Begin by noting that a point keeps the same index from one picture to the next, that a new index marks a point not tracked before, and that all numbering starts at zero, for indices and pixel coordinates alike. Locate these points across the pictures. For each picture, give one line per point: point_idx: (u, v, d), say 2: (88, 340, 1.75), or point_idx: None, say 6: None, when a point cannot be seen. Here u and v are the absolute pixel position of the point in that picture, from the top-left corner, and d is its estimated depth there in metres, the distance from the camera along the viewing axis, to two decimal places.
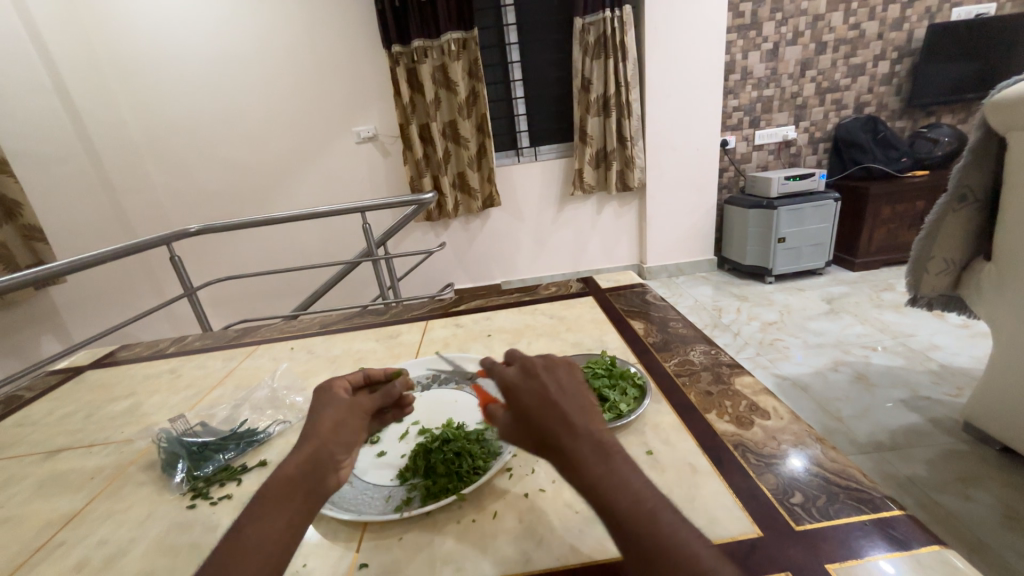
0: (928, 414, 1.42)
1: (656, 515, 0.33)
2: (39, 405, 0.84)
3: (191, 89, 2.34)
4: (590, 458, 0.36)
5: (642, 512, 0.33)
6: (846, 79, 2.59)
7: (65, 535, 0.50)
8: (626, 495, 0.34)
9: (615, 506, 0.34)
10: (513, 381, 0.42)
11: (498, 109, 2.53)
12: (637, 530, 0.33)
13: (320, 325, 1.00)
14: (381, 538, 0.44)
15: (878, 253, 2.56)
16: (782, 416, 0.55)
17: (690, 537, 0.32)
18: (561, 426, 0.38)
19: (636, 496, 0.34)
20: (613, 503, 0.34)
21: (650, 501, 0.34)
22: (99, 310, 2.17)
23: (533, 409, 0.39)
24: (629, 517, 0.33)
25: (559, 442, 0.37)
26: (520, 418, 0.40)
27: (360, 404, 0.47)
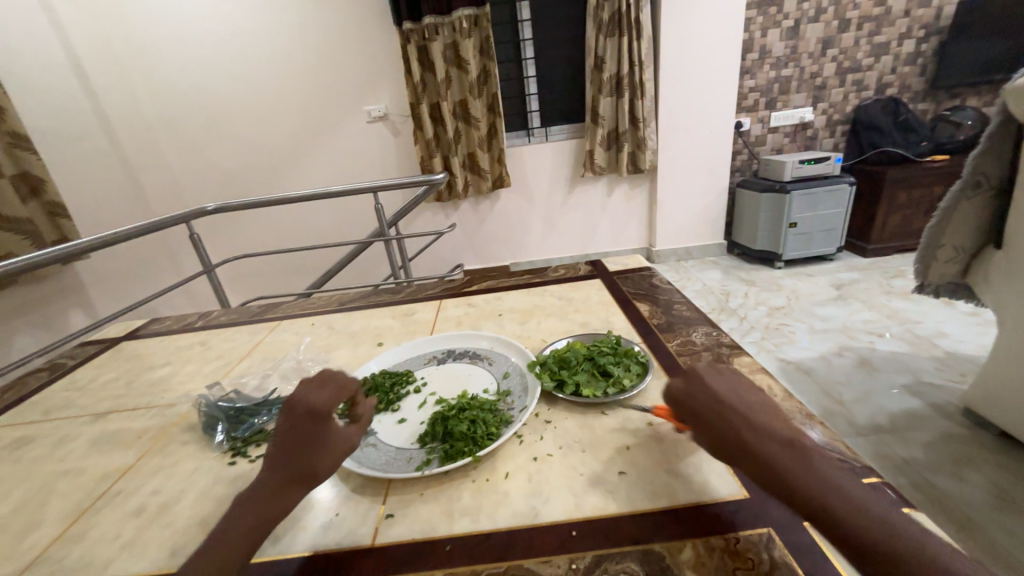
0: (929, 399, 1.44)
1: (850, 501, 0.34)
2: (82, 372, 0.90)
3: (204, 66, 2.34)
4: (788, 461, 0.36)
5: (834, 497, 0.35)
6: (869, 59, 2.52)
7: (120, 486, 0.56)
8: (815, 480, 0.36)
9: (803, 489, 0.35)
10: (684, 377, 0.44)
11: (510, 88, 2.51)
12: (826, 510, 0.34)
13: (339, 303, 1.05)
14: (404, 493, 0.49)
15: (891, 240, 2.54)
16: (776, 393, 0.58)
17: (925, 552, 0.32)
18: (748, 433, 0.39)
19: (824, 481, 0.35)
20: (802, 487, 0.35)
21: (874, 507, 0.34)
22: (122, 286, 2.26)
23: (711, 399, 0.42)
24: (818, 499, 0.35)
25: (750, 450, 0.38)
26: (704, 426, 0.41)
27: (303, 414, 0.45)
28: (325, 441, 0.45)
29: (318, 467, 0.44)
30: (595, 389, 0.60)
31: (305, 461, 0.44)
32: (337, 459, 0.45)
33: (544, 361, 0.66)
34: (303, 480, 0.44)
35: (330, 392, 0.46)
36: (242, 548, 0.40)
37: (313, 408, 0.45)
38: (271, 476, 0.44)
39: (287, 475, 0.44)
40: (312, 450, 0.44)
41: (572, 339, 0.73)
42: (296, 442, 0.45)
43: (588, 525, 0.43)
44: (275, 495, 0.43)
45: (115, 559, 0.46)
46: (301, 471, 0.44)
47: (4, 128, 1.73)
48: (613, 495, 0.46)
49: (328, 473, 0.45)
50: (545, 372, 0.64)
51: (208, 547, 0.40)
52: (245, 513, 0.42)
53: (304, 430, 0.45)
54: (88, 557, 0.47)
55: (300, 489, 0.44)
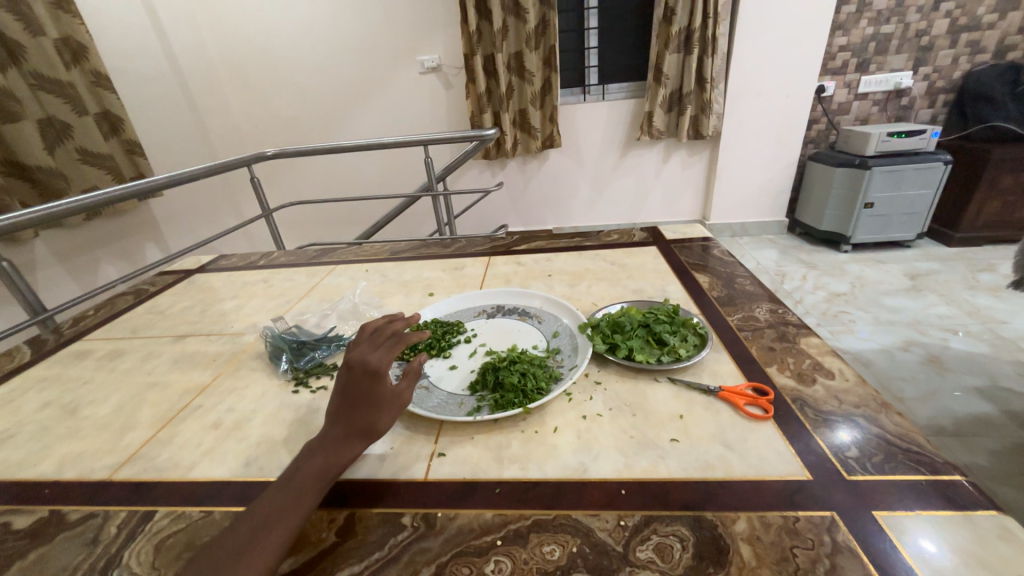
0: (1005, 406, 1.32)
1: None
2: (162, 298, 0.98)
3: (265, 10, 2.36)
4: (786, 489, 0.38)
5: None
6: (992, 15, 2.16)
7: (200, 401, 0.62)
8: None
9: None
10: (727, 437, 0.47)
11: (568, 40, 2.36)
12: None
13: (390, 252, 1.07)
14: (456, 434, 0.51)
15: (983, 229, 2.27)
16: (847, 378, 0.54)
17: None
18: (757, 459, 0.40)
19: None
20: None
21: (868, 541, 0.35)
22: (190, 225, 2.42)
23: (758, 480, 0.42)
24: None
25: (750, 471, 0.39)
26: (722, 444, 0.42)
27: (359, 371, 0.46)
28: (381, 396, 0.45)
29: (377, 420, 0.45)
30: (648, 355, 0.58)
31: (362, 416, 0.44)
32: (395, 414, 0.46)
33: (597, 324, 0.64)
34: (363, 433, 0.44)
35: (385, 351, 0.47)
36: (309, 493, 0.41)
37: (368, 365, 0.46)
38: (334, 428, 0.45)
39: (348, 428, 0.44)
40: (367, 406, 0.45)
41: (626, 305, 0.71)
42: (353, 398, 0.45)
43: (638, 485, 0.43)
44: (338, 445, 0.43)
45: (198, 463, 0.51)
46: (361, 423, 0.44)
47: (87, 67, 1.83)
48: (663, 460, 0.45)
49: (388, 427, 0.45)
50: (597, 335, 0.63)
51: (276, 491, 0.41)
52: (310, 462, 0.43)
53: (361, 386, 0.45)
54: (175, 458, 0.52)
55: (360, 442, 0.44)
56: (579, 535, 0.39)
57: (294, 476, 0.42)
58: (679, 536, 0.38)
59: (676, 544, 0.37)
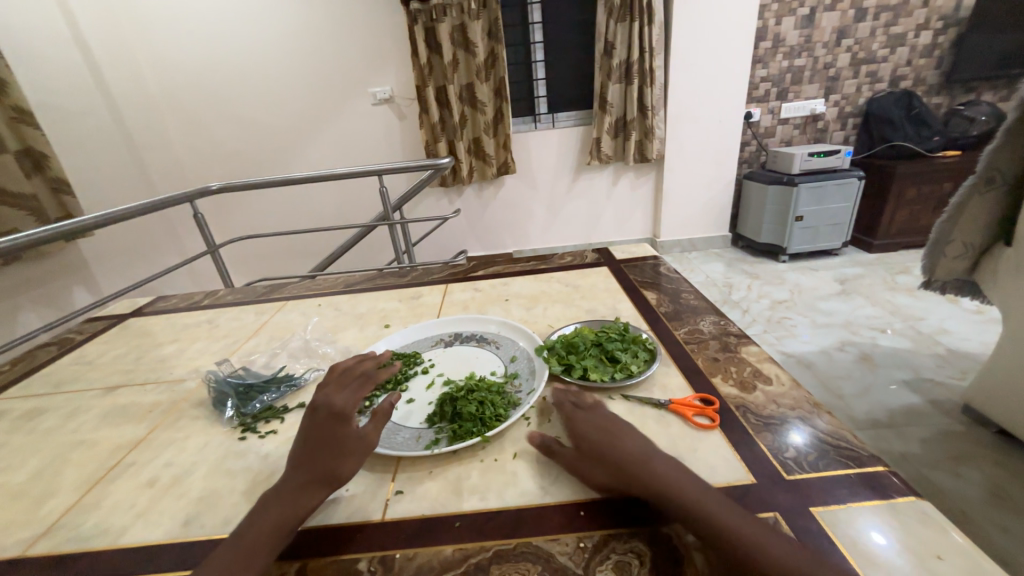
0: (930, 396, 1.45)
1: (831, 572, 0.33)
2: (91, 346, 0.91)
3: (209, 44, 2.32)
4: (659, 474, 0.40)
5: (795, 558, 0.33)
6: (884, 50, 2.47)
7: (133, 457, 0.57)
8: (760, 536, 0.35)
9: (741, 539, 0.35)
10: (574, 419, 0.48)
11: (517, 73, 2.47)
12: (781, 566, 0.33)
13: (344, 285, 1.05)
14: (415, 470, 0.50)
15: (897, 236, 2.52)
16: (783, 382, 0.58)
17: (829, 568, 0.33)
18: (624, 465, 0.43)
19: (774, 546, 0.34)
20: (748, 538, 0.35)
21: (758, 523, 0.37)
22: (125, 265, 2.26)
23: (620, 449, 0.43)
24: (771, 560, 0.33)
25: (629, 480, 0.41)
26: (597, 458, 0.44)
27: (324, 414, 0.47)
28: (345, 438, 0.46)
29: (341, 464, 0.44)
30: (602, 374, 0.60)
31: (326, 460, 0.44)
32: (359, 457, 0.46)
33: (552, 346, 0.66)
34: (325, 480, 0.43)
35: (351, 393, 0.50)
36: (264, 548, 0.39)
37: (333, 407, 0.48)
38: (293, 477, 0.44)
39: (309, 475, 0.43)
40: (332, 450, 0.45)
41: (580, 325, 0.73)
42: (316, 442, 0.46)
43: (596, 505, 0.43)
44: (297, 494, 0.42)
45: (129, 527, 0.47)
46: (323, 469, 0.44)
47: (7, 102, 1.72)
48: None
49: (352, 472, 0.45)
50: (552, 357, 0.64)
51: (227, 548, 0.39)
52: (266, 513, 0.41)
53: (324, 430, 0.46)
54: (104, 524, 0.48)
55: (321, 490, 0.43)
56: (540, 562, 0.39)
57: (248, 533, 0.40)
58: (637, 553, 0.39)
59: (633, 561, 0.38)
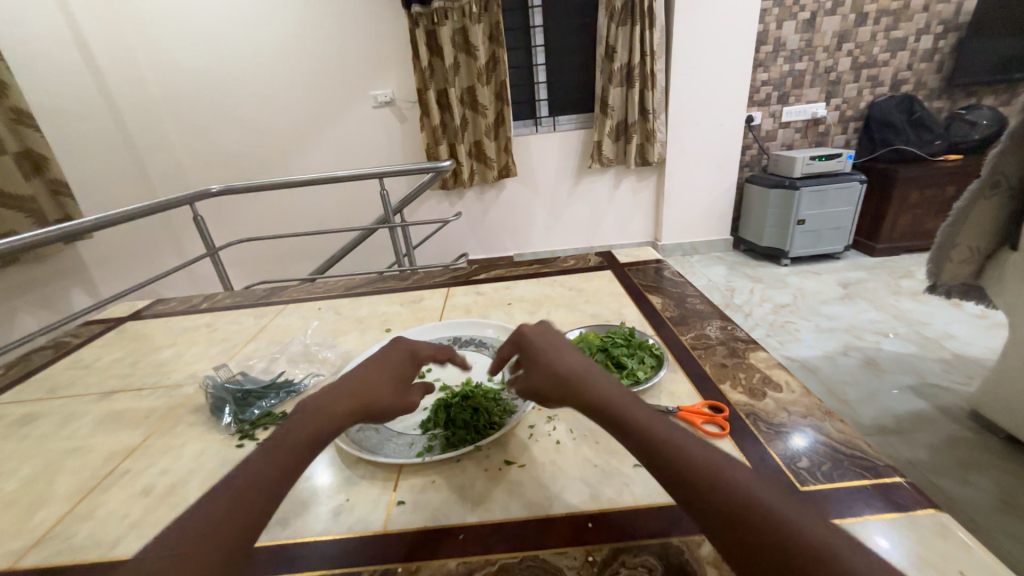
0: (935, 401, 1.44)
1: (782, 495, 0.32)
2: (88, 350, 0.90)
3: (209, 46, 2.31)
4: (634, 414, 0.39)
5: (744, 479, 0.33)
6: (885, 54, 2.47)
7: (128, 465, 0.56)
8: (711, 457, 0.35)
9: (688, 460, 0.35)
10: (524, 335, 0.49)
11: (518, 76, 2.47)
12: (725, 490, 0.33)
13: (345, 288, 1.04)
14: (415, 479, 0.49)
15: (899, 240, 2.51)
16: (794, 389, 0.57)
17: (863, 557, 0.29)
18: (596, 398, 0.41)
19: (722, 467, 0.34)
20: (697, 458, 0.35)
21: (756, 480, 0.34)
22: (124, 267, 2.25)
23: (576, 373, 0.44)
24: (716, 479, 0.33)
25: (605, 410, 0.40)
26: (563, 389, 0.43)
27: (400, 352, 0.51)
28: (388, 369, 0.48)
29: (381, 390, 0.46)
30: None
31: (384, 393, 0.46)
32: (397, 391, 0.47)
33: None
34: (372, 414, 0.45)
35: (400, 331, 0.53)
36: (302, 455, 0.39)
37: (382, 338, 0.51)
38: (329, 393, 0.44)
39: (346, 393, 0.44)
40: (391, 388, 0.47)
41: (584, 330, 0.71)
42: (360, 365, 0.47)
43: (605, 516, 0.42)
44: (332, 406, 0.42)
45: (123, 538, 0.46)
46: (363, 388, 0.45)
47: (7, 103, 1.71)
48: (628, 487, 0.45)
49: (389, 401, 0.46)
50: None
51: (269, 448, 0.39)
52: (313, 419, 0.41)
53: (371, 354, 0.49)
54: (97, 535, 0.46)
55: (364, 419, 0.44)
56: None
57: (277, 442, 0.39)
58: (648, 567, 0.37)
59: None
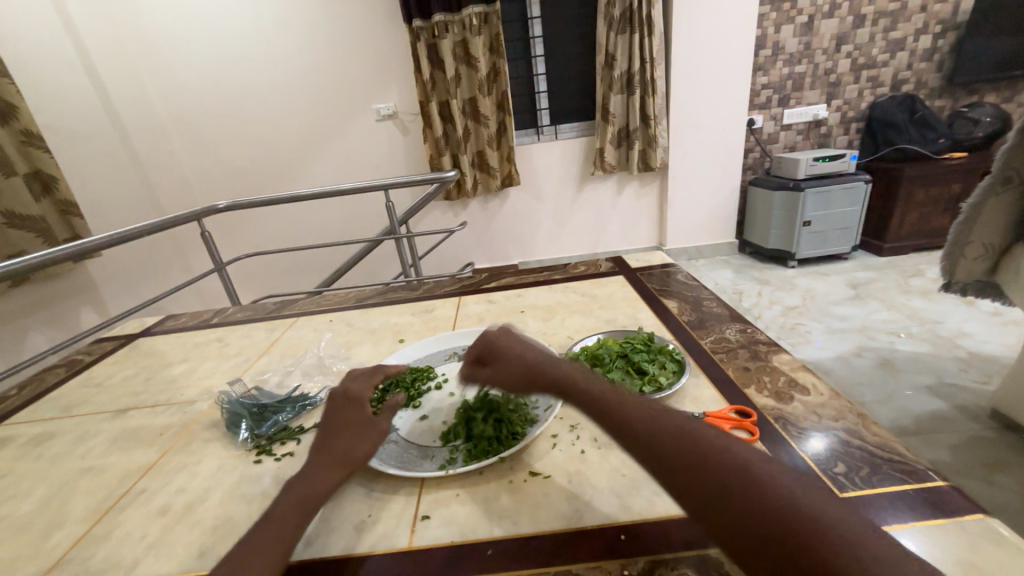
0: (954, 401, 1.41)
1: (794, 480, 0.33)
2: (100, 368, 0.89)
3: (214, 65, 2.35)
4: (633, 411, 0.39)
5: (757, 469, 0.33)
6: (884, 55, 2.48)
7: (145, 484, 0.55)
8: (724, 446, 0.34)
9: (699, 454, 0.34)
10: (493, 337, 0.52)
11: (519, 86, 2.49)
12: (741, 476, 0.32)
13: (355, 300, 1.04)
14: (437, 493, 0.48)
15: (907, 238, 2.49)
16: (822, 392, 0.56)
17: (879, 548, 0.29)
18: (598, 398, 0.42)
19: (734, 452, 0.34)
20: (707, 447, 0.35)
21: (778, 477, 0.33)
22: (133, 284, 2.26)
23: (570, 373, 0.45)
24: (731, 466, 0.33)
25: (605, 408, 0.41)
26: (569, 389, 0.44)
27: (342, 399, 0.51)
28: (360, 424, 0.49)
29: (355, 447, 0.47)
30: (631, 387, 0.57)
31: (344, 442, 0.47)
32: (373, 441, 0.48)
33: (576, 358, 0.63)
34: (346, 460, 0.46)
35: (366, 380, 0.54)
36: (293, 523, 0.41)
37: (349, 394, 0.52)
38: (315, 460, 0.47)
39: (326, 458, 0.46)
40: (351, 433, 0.48)
41: (602, 336, 0.70)
42: (336, 426, 0.49)
43: (638, 528, 0.41)
44: (316, 475, 0.45)
45: (142, 560, 0.44)
46: (339, 451, 0.47)
47: (18, 126, 1.73)
48: (660, 497, 0.43)
49: (365, 455, 0.47)
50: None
51: (258, 527, 0.41)
52: (290, 496, 0.43)
53: (343, 414, 0.50)
54: (114, 557, 0.45)
55: (343, 469, 0.46)
56: None
57: (272, 516, 0.42)
58: None
59: None
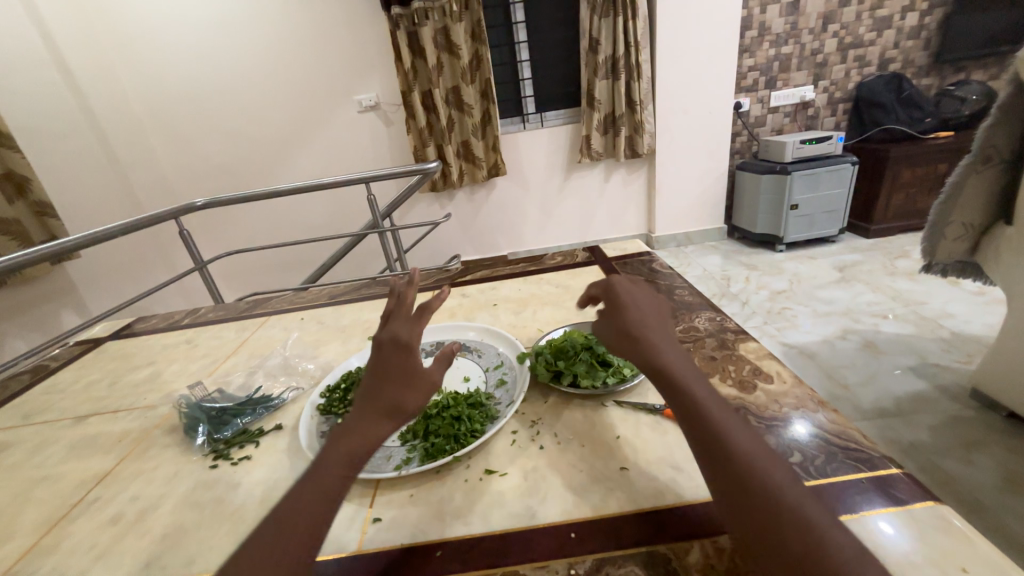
0: (936, 381, 1.42)
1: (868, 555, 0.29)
2: (65, 373, 0.87)
3: (190, 60, 2.29)
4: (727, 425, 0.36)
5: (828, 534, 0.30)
6: (871, 34, 2.45)
7: (99, 492, 0.54)
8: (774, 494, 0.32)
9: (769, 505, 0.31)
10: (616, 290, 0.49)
11: (502, 73, 2.44)
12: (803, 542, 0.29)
13: (329, 296, 1.02)
14: (392, 494, 0.47)
15: (893, 220, 2.49)
16: (785, 380, 0.55)
17: None
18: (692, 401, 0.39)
19: (790, 510, 0.31)
20: (767, 495, 0.32)
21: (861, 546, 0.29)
22: (115, 285, 2.23)
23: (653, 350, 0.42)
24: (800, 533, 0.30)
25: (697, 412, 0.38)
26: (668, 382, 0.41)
27: (390, 345, 0.46)
28: (411, 374, 0.44)
29: (404, 398, 0.43)
30: (594, 379, 0.56)
31: (390, 392, 0.43)
32: (424, 395, 0.44)
33: (541, 352, 0.61)
34: (392, 412, 0.42)
35: (413, 325, 0.48)
36: (338, 479, 0.39)
37: (398, 339, 0.46)
38: (360, 410, 0.43)
39: (372, 407, 0.42)
40: (397, 383, 0.44)
41: (568, 328, 0.69)
42: (384, 374, 0.44)
43: (589, 525, 0.40)
44: (364, 427, 0.41)
45: (88, 570, 0.44)
46: (388, 401, 0.43)
47: None
48: (614, 492, 0.43)
49: (416, 408, 0.43)
50: (540, 362, 0.59)
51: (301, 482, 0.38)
52: (336, 447, 0.40)
53: (389, 360, 0.45)
54: (61, 568, 0.44)
55: (390, 422, 0.42)
56: None
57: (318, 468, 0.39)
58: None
59: None
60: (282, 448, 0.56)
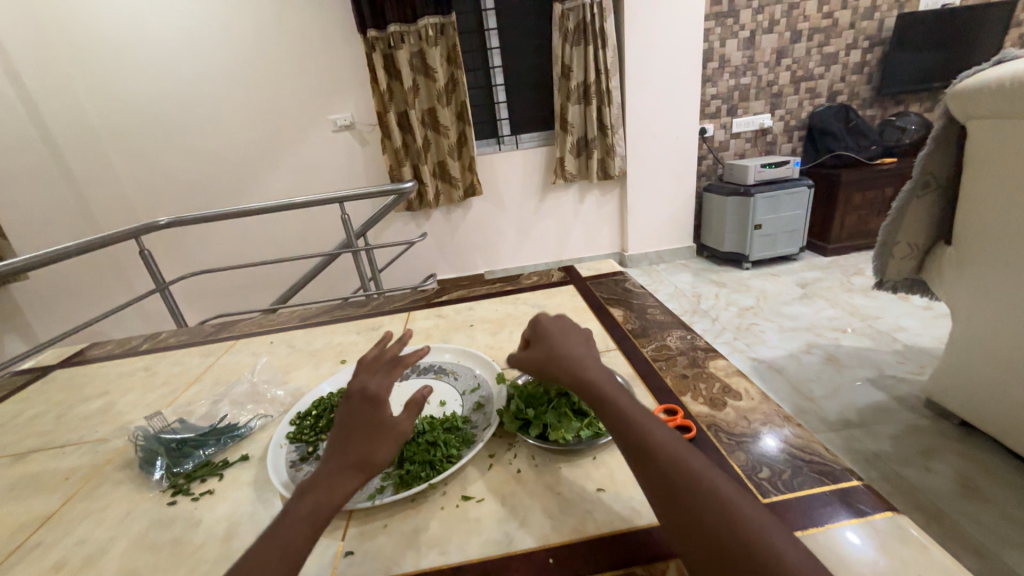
0: (893, 392, 1.49)
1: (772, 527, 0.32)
2: (6, 407, 0.81)
3: (157, 76, 2.24)
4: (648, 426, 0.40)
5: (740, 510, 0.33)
6: (820, 68, 2.64)
7: (40, 537, 0.50)
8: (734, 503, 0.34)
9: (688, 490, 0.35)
10: (542, 321, 0.54)
11: (478, 96, 2.49)
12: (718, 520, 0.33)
13: (300, 319, 0.99)
14: (365, 526, 0.45)
15: (848, 239, 2.65)
16: (752, 396, 0.57)
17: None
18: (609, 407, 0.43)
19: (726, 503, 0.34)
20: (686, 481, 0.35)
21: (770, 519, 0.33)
22: (68, 308, 2.10)
23: (649, 431, 0.39)
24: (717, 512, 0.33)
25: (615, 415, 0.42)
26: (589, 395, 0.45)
27: (358, 397, 0.47)
28: (380, 425, 0.45)
29: (374, 450, 0.43)
30: (566, 431, 0.50)
31: (360, 446, 0.43)
32: (393, 446, 0.44)
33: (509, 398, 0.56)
34: (361, 465, 0.42)
35: (385, 377, 0.49)
36: (304, 532, 0.38)
37: (368, 391, 0.47)
38: (329, 461, 0.43)
39: (342, 460, 0.42)
40: (367, 435, 0.44)
41: None
42: (352, 427, 0.45)
43: (567, 549, 0.40)
44: (332, 479, 0.41)
45: None
46: (357, 453, 0.43)
47: None
48: (591, 515, 0.43)
49: (385, 460, 0.43)
50: (507, 411, 0.54)
51: (265, 537, 0.38)
52: (303, 499, 0.40)
53: (358, 413, 0.46)
54: None
55: (359, 475, 0.42)
56: None
57: (283, 519, 0.39)
58: None
59: None
60: (247, 481, 0.53)
